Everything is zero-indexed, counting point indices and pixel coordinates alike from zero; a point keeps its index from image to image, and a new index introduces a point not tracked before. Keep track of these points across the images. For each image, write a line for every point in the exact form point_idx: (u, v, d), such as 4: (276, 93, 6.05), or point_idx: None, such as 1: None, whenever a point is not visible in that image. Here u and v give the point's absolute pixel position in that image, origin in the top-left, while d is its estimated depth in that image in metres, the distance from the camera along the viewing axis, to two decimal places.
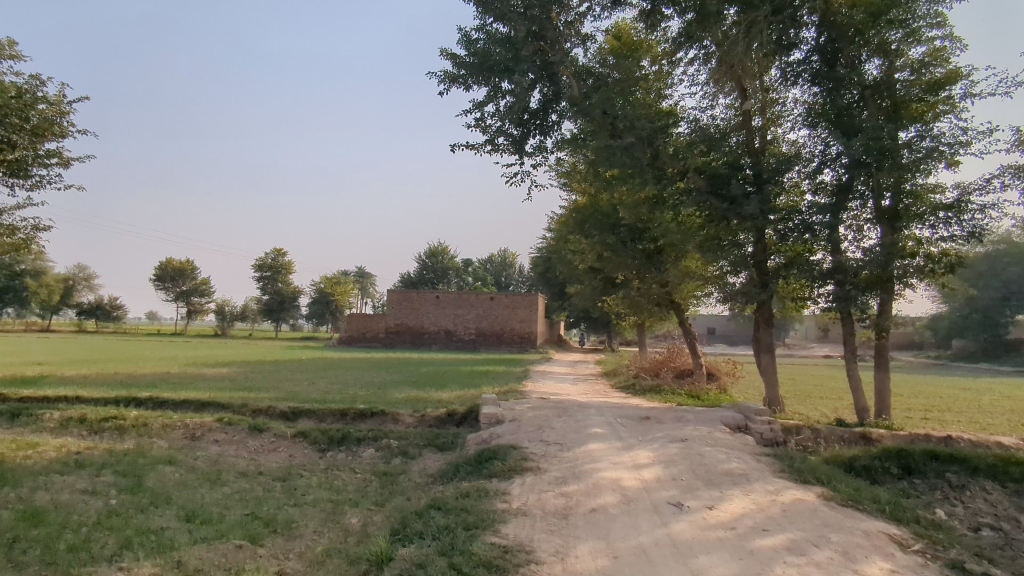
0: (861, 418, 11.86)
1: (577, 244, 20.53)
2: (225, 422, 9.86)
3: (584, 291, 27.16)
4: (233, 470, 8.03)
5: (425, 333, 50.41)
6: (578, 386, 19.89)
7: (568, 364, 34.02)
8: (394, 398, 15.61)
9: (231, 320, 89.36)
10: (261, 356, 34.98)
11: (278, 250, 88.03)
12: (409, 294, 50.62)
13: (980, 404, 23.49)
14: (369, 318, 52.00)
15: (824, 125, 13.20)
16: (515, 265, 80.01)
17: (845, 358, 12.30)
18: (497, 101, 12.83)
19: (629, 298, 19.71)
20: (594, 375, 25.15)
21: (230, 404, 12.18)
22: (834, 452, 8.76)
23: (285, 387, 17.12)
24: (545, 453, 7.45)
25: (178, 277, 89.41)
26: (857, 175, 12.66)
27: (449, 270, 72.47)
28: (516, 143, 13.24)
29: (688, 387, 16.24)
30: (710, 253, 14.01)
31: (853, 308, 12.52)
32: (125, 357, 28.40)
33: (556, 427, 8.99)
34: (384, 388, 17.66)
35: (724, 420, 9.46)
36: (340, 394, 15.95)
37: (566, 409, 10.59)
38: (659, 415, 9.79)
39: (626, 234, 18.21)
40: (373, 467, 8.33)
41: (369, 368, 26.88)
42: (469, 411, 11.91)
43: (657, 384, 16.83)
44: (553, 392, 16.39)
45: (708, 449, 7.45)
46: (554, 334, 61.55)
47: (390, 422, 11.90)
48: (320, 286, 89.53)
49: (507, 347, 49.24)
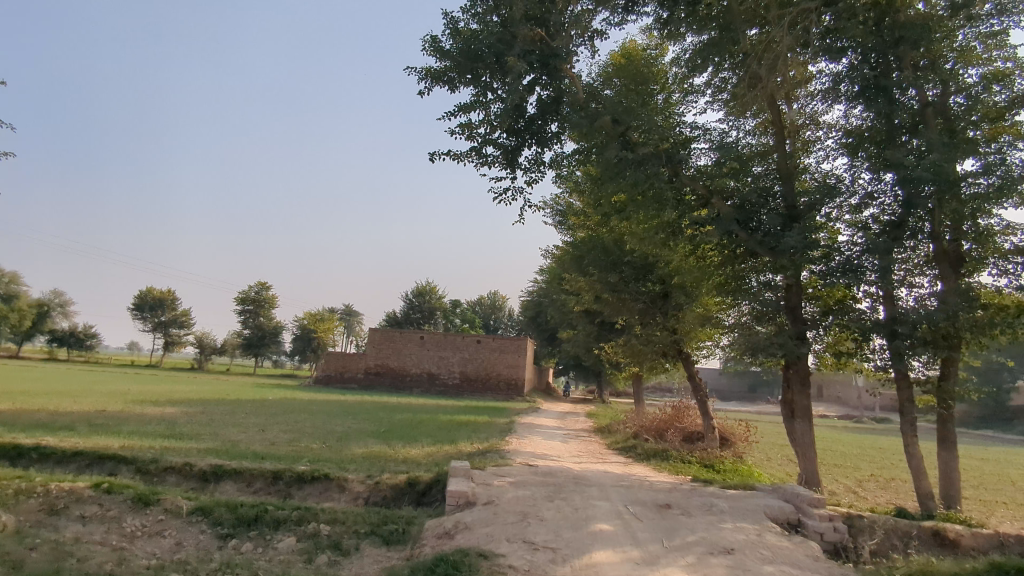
0: (925, 507, 9.56)
1: (572, 283, 18.36)
2: (104, 487, 7.44)
3: (577, 337, 24.87)
4: (77, 569, 5.56)
5: (407, 376, 47.71)
6: (569, 445, 17.39)
7: (555, 416, 31.57)
8: (351, 455, 13.10)
9: (209, 354, 86.15)
10: (225, 394, 32.23)
11: (263, 284, 85.71)
12: (393, 334, 48.19)
13: (1012, 479, 21.16)
14: (349, 356, 48.99)
15: (867, 152, 11.21)
16: (505, 308, 77.96)
17: (904, 431, 10.10)
18: (488, 103, 10.90)
19: (630, 346, 17.42)
20: (588, 430, 22.66)
21: (135, 462, 9.69)
22: (925, 567, 6.41)
23: (225, 435, 14.60)
24: (530, 569, 5.06)
25: (157, 307, 86.44)
26: (912, 210, 10.52)
27: (436, 310, 70.24)
28: (509, 154, 11.28)
29: (699, 453, 13.82)
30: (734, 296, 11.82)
31: (910, 370, 10.21)
32: (68, 391, 25.69)
33: (546, 516, 6.60)
34: (344, 442, 15.16)
35: (769, 512, 7.21)
36: (288, 447, 13.45)
37: (559, 485, 8.19)
38: (682, 502, 7.41)
39: (630, 272, 16.13)
40: (284, 571, 5.89)
41: (338, 413, 24.27)
42: (435, 480, 9.47)
43: (663, 447, 14.40)
44: (541, 454, 13.94)
45: (770, 570, 5.10)
46: (542, 382, 58.98)
47: (334, 490, 9.42)
48: (302, 323, 86.78)
49: (492, 394, 46.65)
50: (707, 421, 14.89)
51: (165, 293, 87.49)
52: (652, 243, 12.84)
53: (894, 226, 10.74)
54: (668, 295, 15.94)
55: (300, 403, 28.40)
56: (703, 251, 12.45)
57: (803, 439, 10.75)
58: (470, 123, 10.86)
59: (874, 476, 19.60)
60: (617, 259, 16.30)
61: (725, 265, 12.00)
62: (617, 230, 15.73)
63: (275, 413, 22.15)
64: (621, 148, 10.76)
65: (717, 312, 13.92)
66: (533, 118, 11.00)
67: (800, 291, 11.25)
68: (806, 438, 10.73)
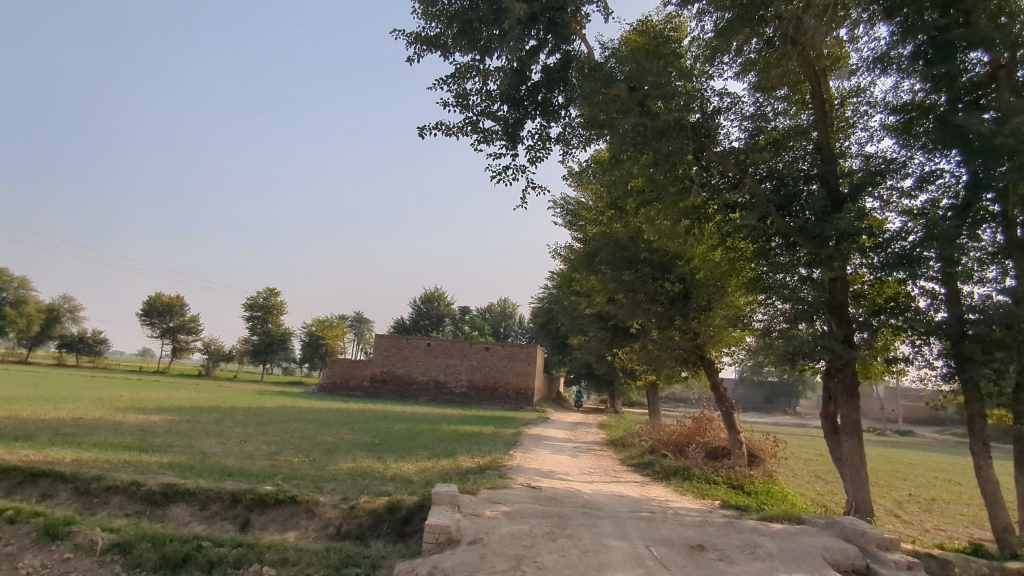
0: (1005, 543, 8.03)
1: (582, 282, 16.91)
2: (8, 515, 6.12)
3: (589, 343, 23.41)
4: None
5: (413, 383, 46.38)
6: (580, 461, 15.91)
7: (566, 426, 30.05)
8: (334, 470, 11.72)
9: (217, 360, 85.44)
10: (223, 401, 31.03)
11: (271, 290, 84.96)
12: (399, 340, 46.96)
13: None
14: (355, 363, 47.77)
15: (923, 127, 9.73)
16: (515, 315, 76.60)
17: (976, 451, 8.64)
18: (486, 70, 9.61)
19: (646, 351, 15.95)
20: (600, 443, 21.16)
21: (74, 480, 8.40)
22: None
23: (200, 447, 13.29)
24: None
25: (165, 313, 85.83)
26: (980, 194, 9.08)
27: (445, 317, 69.18)
28: (509, 130, 10.02)
29: (725, 471, 12.36)
30: (768, 293, 10.35)
31: (983, 381, 8.47)
32: (56, 397, 24.58)
33: (546, 562, 5.16)
34: (333, 455, 13.82)
35: (829, 557, 5.79)
36: (266, 461, 12.11)
37: (565, 516, 6.72)
38: (717, 541, 5.94)
39: (648, 270, 14.69)
40: None
41: (336, 422, 22.95)
42: (420, 506, 8.06)
43: (684, 465, 12.92)
44: (548, 472, 12.50)
45: None
46: (553, 391, 57.52)
47: (301, 516, 8.04)
48: (310, 329, 85.81)
49: (501, 403, 45.16)
50: (733, 436, 13.45)
51: (174, 298, 86.95)
52: (674, 234, 11.41)
53: (958, 211, 9.23)
54: (688, 294, 14.49)
55: (299, 411, 27.10)
56: (729, 241, 11.00)
57: (852, 460, 9.20)
58: (465, 93, 9.60)
59: (914, 498, 17.89)
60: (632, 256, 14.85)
61: (755, 257, 10.52)
62: (633, 223, 14.33)
63: (268, 421, 20.86)
64: (640, 117, 9.35)
65: (745, 312, 12.44)
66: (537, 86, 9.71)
67: (844, 286, 9.74)
68: (856, 460, 9.18)
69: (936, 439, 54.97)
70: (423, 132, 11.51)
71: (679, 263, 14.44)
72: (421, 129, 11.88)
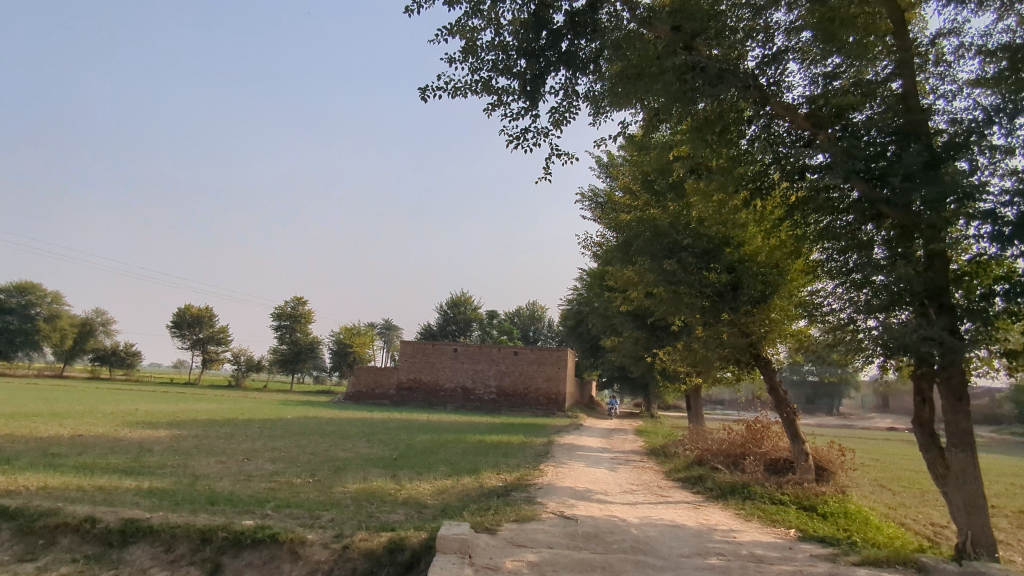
0: None
1: (616, 274, 15.29)
2: None
3: (624, 343, 21.73)
4: None
5: (440, 390, 45.04)
6: (618, 475, 14.25)
7: (599, 434, 28.37)
8: (339, 494, 10.26)
9: (247, 370, 85.38)
10: (243, 412, 30.01)
11: (299, 299, 84.69)
12: (425, 346, 45.69)
13: None
14: (380, 371, 46.66)
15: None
16: (544, 319, 75.01)
17: None
18: (496, 19, 8.21)
19: (690, 351, 14.24)
20: (637, 453, 19.45)
21: (19, 516, 7.05)
22: None
23: (195, 467, 12.00)
24: None
25: (195, 324, 86.11)
26: None
27: (473, 322, 68.01)
28: (528, 85, 8.67)
29: (788, 487, 10.67)
30: (844, 267, 8.59)
31: None
32: (66, 412, 23.72)
33: None
34: (342, 474, 12.41)
35: None
36: (263, 485, 10.73)
37: (612, 568, 5.08)
38: None
39: (693, 257, 12.99)
40: None
41: (355, 434, 21.60)
42: (428, 546, 6.51)
43: (741, 481, 11.18)
44: (583, 492, 10.90)
45: None
46: (584, 396, 55.74)
47: (283, 561, 6.55)
48: (338, 337, 85.26)
49: (531, 409, 43.56)
50: (795, 446, 11.70)
51: (203, 309, 87.23)
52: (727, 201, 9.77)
53: None
54: (739, 286, 12.76)
55: (318, 423, 25.88)
56: (791, 216, 9.40)
57: (964, 478, 7.48)
58: (474, 43, 8.25)
59: (999, 513, 15.80)
60: (674, 243, 13.15)
61: (824, 237, 8.83)
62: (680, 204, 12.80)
63: (281, 435, 19.62)
64: (685, 59, 7.74)
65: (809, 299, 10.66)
66: (559, 33, 8.25)
67: (945, 264, 7.87)
68: (969, 478, 7.44)
69: (996, 440, 51.73)
70: (423, 94, 10.25)
71: (727, 251, 12.74)
72: (422, 90, 10.65)
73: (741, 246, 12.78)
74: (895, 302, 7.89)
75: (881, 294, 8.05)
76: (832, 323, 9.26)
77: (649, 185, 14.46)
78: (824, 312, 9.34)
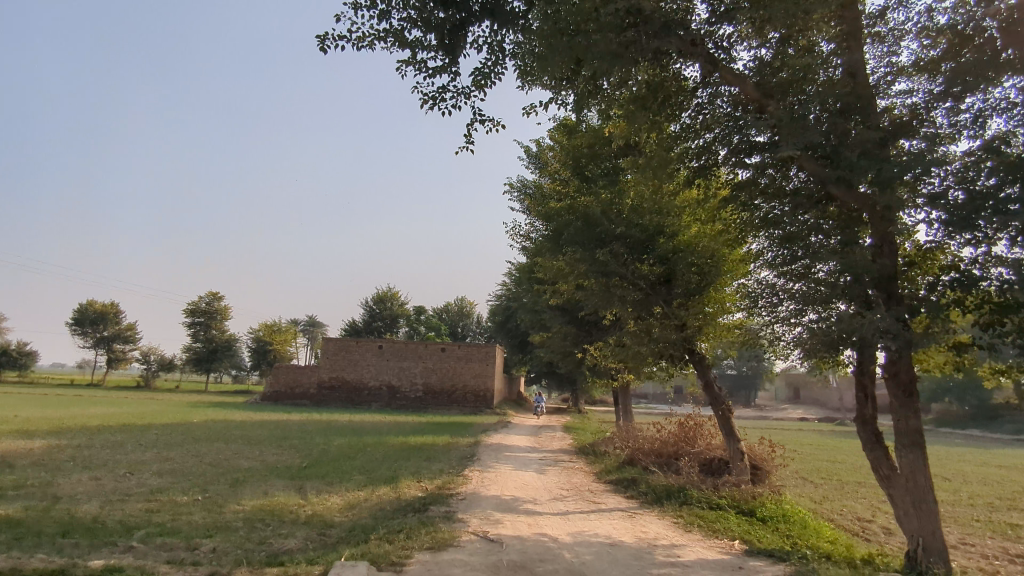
0: None
1: (545, 265, 14.47)
2: None
3: (553, 339, 20.98)
4: None
5: (364, 389, 43.28)
6: (546, 479, 13.43)
7: (528, 432, 27.62)
8: (229, 516, 8.91)
9: (156, 370, 80.15)
10: (145, 417, 27.52)
11: (214, 294, 80.22)
12: (348, 343, 43.77)
13: None
14: (300, 370, 44.41)
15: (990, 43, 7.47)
16: (473, 314, 74.01)
17: None
18: None
19: (621, 346, 13.55)
20: (567, 452, 18.75)
21: None
22: None
23: (60, 487, 10.31)
24: None
25: (98, 321, 80.13)
26: None
27: (399, 318, 66.24)
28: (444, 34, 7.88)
29: (724, 489, 10.13)
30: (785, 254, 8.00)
31: None
32: None
33: None
34: (240, 488, 11.02)
35: None
36: (140, 506, 9.25)
37: None
38: None
39: (626, 246, 12.31)
40: None
41: (266, 440, 19.91)
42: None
43: (676, 484, 10.53)
44: (509, 502, 9.96)
45: None
46: (513, 392, 55.14)
47: None
48: (258, 334, 81.38)
49: (458, 407, 42.48)
50: (731, 445, 11.17)
51: (107, 305, 81.27)
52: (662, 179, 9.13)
53: None
54: (672, 278, 12.26)
55: (227, 426, 23.94)
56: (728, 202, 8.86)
57: (914, 481, 6.98)
58: None
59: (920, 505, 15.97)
60: (605, 233, 12.38)
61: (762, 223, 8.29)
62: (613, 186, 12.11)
63: (180, 441, 17.80)
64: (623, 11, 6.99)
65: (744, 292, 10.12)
66: None
67: (893, 252, 7.30)
68: (919, 480, 6.95)
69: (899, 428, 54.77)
70: (327, 42, 9.21)
71: (660, 241, 12.12)
72: (324, 37, 9.61)
73: (676, 234, 12.20)
74: (836, 294, 7.31)
75: (821, 286, 7.53)
76: (771, 317, 8.76)
77: (579, 170, 13.69)
78: (760, 305, 8.83)
